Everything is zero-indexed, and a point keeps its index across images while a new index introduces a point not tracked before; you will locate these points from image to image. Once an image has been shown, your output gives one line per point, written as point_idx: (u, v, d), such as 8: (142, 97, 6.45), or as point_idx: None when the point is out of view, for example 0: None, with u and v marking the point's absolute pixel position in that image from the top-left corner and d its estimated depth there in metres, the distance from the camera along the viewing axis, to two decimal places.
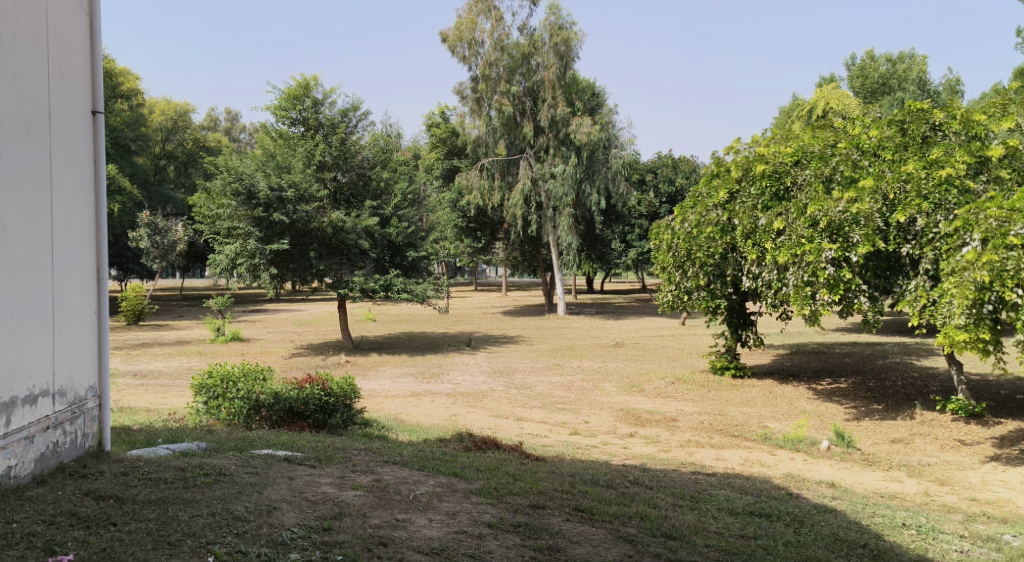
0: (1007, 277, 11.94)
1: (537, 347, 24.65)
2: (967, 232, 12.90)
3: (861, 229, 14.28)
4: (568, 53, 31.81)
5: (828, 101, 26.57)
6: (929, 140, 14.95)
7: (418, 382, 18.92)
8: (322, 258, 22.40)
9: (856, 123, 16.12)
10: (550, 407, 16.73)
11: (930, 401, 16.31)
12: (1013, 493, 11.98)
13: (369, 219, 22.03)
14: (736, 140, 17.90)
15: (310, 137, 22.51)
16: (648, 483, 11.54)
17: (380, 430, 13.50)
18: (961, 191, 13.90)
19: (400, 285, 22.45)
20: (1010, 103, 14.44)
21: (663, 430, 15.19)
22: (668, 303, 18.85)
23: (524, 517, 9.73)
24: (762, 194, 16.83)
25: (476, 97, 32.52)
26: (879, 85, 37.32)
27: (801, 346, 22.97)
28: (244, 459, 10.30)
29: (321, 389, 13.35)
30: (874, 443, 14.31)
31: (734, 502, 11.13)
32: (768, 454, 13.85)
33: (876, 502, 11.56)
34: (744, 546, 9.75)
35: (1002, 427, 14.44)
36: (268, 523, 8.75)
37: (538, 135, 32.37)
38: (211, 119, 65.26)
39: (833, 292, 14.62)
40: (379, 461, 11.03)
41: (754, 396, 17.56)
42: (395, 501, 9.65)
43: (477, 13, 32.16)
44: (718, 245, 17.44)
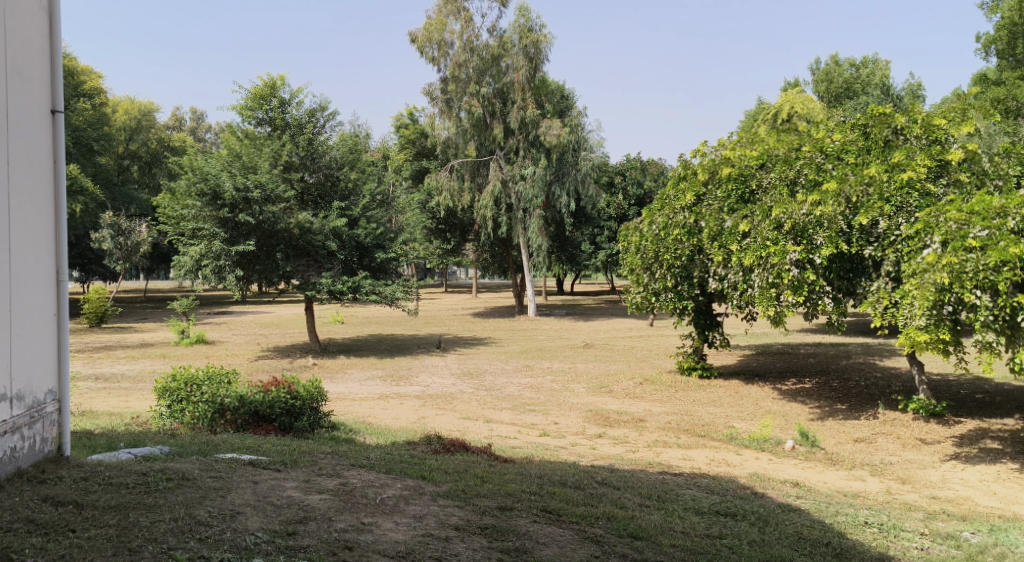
0: (965, 279, 12.13)
1: (507, 348, 24.70)
2: (928, 235, 13.10)
3: (825, 231, 14.44)
4: (538, 55, 31.91)
5: (793, 105, 26.83)
6: (891, 144, 15.09)
7: (386, 384, 18.84)
8: (289, 259, 22.26)
9: (820, 127, 16.30)
10: (520, 408, 16.76)
11: (893, 401, 16.52)
12: (972, 491, 12.16)
13: (337, 220, 22.03)
14: (703, 143, 18.09)
15: (277, 137, 22.54)
16: (616, 483, 11.60)
17: (347, 433, 13.44)
18: (922, 194, 14.09)
19: (368, 287, 22.32)
20: (969, 107, 14.70)
21: (630, 431, 15.27)
22: (635, 304, 18.78)
23: (492, 519, 9.73)
24: (728, 196, 17.04)
25: (446, 99, 32.40)
26: (843, 88, 37.63)
27: (766, 347, 23.24)
28: (207, 463, 10.21)
29: (287, 393, 13.21)
30: (838, 442, 14.48)
31: (700, 502, 11.20)
32: (734, 454, 13.96)
33: (839, 501, 11.69)
34: (709, 546, 9.84)
35: (962, 426, 14.67)
36: (232, 528, 8.69)
37: (508, 137, 32.40)
38: (176, 119, 64.57)
39: (797, 294, 14.80)
40: (345, 464, 10.97)
41: (720, 397, 17.70)
42: (361, 504, 9.61)
43: (446, 14, 32.15)
44: (685, 247, 17.55)
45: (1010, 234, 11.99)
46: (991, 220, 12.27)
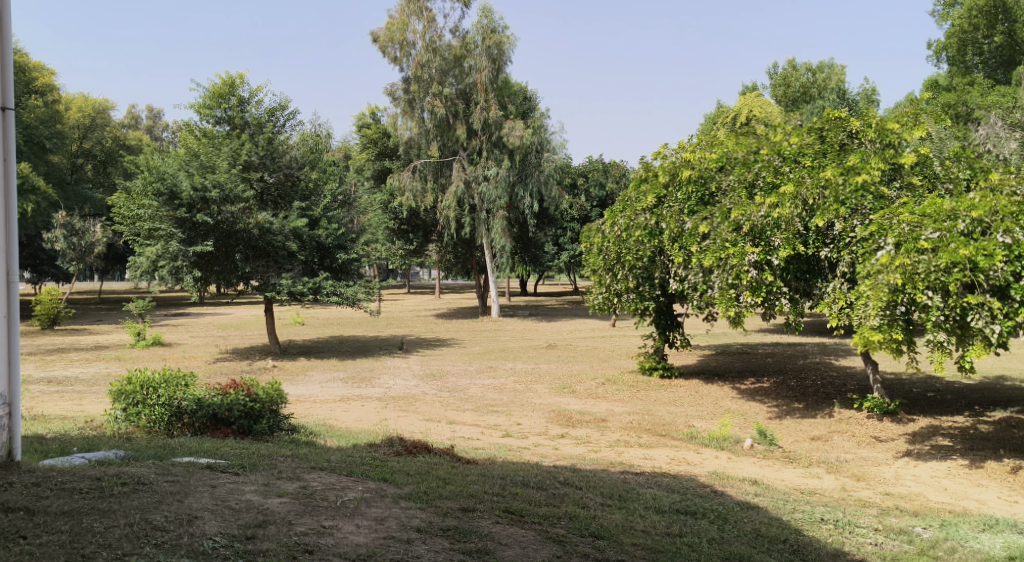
0: (918, 280, 12.36)
1: (470, 349, 24.72)
2: (882, 237, 13.35)
3: (782, 233, 14.71)
4: (500, 56, 32.08)
5: (750, 108, 27.25)
6: (846, 147, 15.37)
7: (348, 386, 18.80)
8: (248, 260, 21.95)
9: (777, 130, 16.48)
10: (482, 410, 16.80)
11: (848, 399, 16.82)
12: (924, 487, 12.42)
13: (297, 220, 21.77)
14: (664, 146, 18.26)
15: (236, 136, 22.37)
16: (578, 483, 11.69)
17: (308, 436, 13.37)
18: (876, 197, 14.36)
19: (329, 288, 22.24)
20: (921, 112, 15.01)
21: (592, 431, 15.38)
22: (598, 305, 19.02)
23: (454, 521, 9.77)
24: (688, 198, 17.22)
25: (408, 99, 32.30)
26: (800, 93, 38.24)
27: (726, 346, 23.53)
28: (164, 468, 10.12)
29: (247, 395, 13.10)
30: (794, 440, 14.71)
31: (661, 501, 11.31)
32: (693, 453, 14.12)
33: (796, 498, 11.88)
34: (669, 544, 9.96)
35: (915, 424, 14.97)
36: (189, 532, 8.67)
37: (470, 137, 32.42)
38: (132, 117, 63.55)
39: (756, 294, 15.00)
40: (306, 467, 10.93)
41: (681, 396, 17.88)
42: (322, 508, 9.60)
43: (408, 14, 32.07)
44: (646, 249, 17.69)
45: (961, 237, 12.27)
46: (942, 222, 12.55)
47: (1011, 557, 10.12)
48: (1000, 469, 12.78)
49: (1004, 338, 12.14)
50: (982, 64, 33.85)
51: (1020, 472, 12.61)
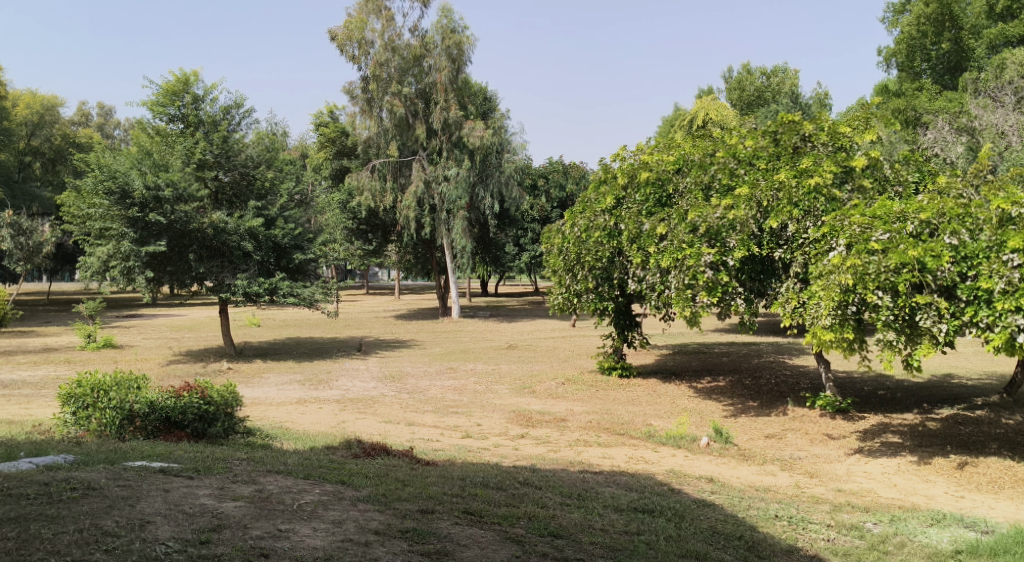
0: (868, 280, 12.55)
1: (429, 351, 24.69)
2: (834, 238, 13.58)
3: (737, 234, 14.93)
4: (460, 56, 32.12)
5: (707, 111, 27.58)
6: (799, 150, 15.55)
7: (305, 388, 18.71)
8: (202, 260, 21.74)
9: (733, 133, 16.69)
10: (442, 411, 16.80)
11: (801, 398, 17.08)
12: (875, 483, 12.65)
13: (252, 219, 21.63)
14: (622, 148, 18.41)
15: (189, 134, 22.09)
16: (537, 483, 11.75)
17: (263, 439, 13.28)
18: (829, 199, 14.60)
19: (286, 289, 22.06)
20: (871, 116, 15.30)
21: (552, 431, 15.45)
22: (558, 305, 19.10)
23: (413, 522, 9.79)
24: (646, 200, 17.40)
25: (366, 98, 32.02)
26: (754, 97, 38.74)
27: (682, 346, 23.73)
28: (115, 472, 10.04)
29: (201, 398, 13.01)
30: (750, 438, 14.91)
31: (619, 499, 11.41)
32: (651, 451, 14.25)
33: (751, 495, 12.05)
34: (627, 542, 10.06)
35: (865, 421, 15.25)
36: (140, 538, 8.73)
37: (430, 137, 32.46)
38: (82, 114, 62.45)
39: (712, 295, 15.15)
40: (261, 471, 10.87)
41: (639, 395, 18.03)
42: (278, 511, 9.58)
43: (367, 12, 31.87)
44: (605, 249, 17.81)
45: (910, 238, 12.53)
46: (892, 224, 12.81)
47: (957, 551, 10.38)
48: (947, 464, 13.07)
49: (950, 337, 12.41)
50: (930, 70, 34.53)
51: (966, 467, 12.91)
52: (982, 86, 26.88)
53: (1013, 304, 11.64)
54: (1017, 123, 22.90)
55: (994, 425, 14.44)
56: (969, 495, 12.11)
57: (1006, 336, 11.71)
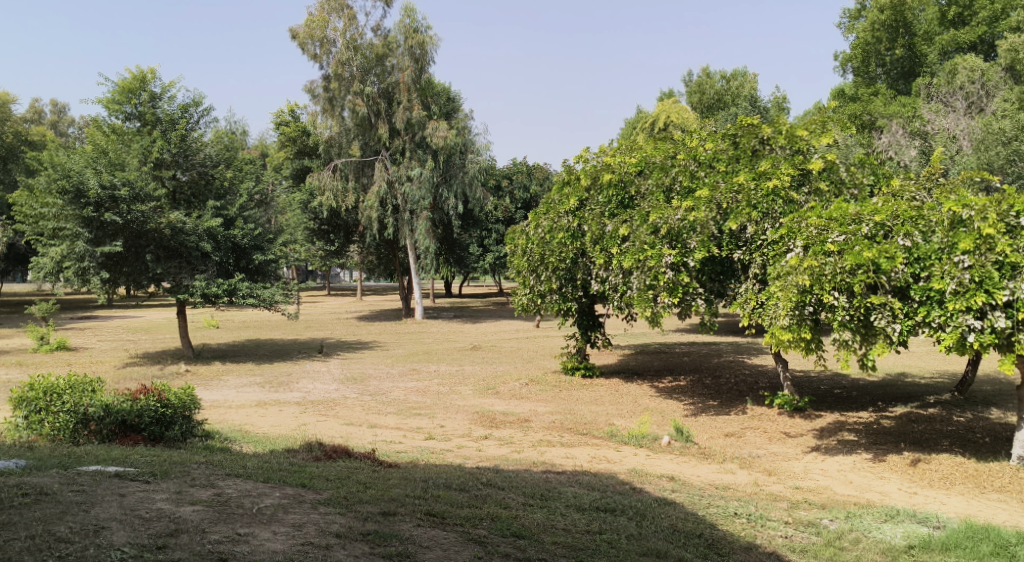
0: (824, 281, 12.75)
1: (392, 352, 24.60)
2: (791, 240, 13.77)
3: (697, 236, 15.08)
4: (423, 56, 32.09)
5: (669, 114, 27.79)
6: (758, 153, 15.69)
7: (265, 390, 18.57)
8: (159, 261, 21.50)
9: (694, 136, 16.81)
10: (405, 413, 16.76)
11: (760, 397, 17.28)
12: (831, 480, 12.84)
13: (211, 219, 21.41)
14: (586, 150, 18.50)
15: (147, 132, 21.83)
16: (500, 484, 11.78)
17: (222, 442, 13.17)
18: (786, 201, 14.79)
19: (245, 290, 21.87)
20: (828, 120, 15.46)
21: (516, 431, 15.51)
22: (522, 306, 19.16)
23: (374, 525, 9.78)
24: (608, 202, 17.51)
25: (328, 97, 31.81)
26: (714, 100, 39.14)
27: (644, 347, 23.89)
28: (69, 477, 9.93)
29: (157, 401, 12.90)
30: (709, 437, 15.06)
31: (582, 499, 11.47)
32: (613, 451, 14.33)
33: (711, 493, 12.17)
34: (589, 541, 10.12)
35: (822, 419, 15.48)
36: (95, 544, 8.67)
37: (393, 137, 32.32)
38: (34, 111, 61.34)
39: (673, 295, 15.30)
40: (220, 474, 10.78)
41: (602, 395, 18.13)
42: (237, 515, 9.53)
43: (329, 11, 31.58)
44: (569, 250, 17.88)
45: (865, 240, 12.70)
46: (848, 226, 12.97)
47: (910, 546, 10.57)
48: (901, 461, 13.30)
49: (904, 337, 12.63)
50: (884, 75, 35.09)
51: (919, 464, 13.16)
52: (935, 91, 27.36)
53: (964, 304, 11.89)
54: (968, 127, 23.35)
55: (946, 422, 14.74)
56: (921, 491, 12.33)
57: (957, 335, 11.97)
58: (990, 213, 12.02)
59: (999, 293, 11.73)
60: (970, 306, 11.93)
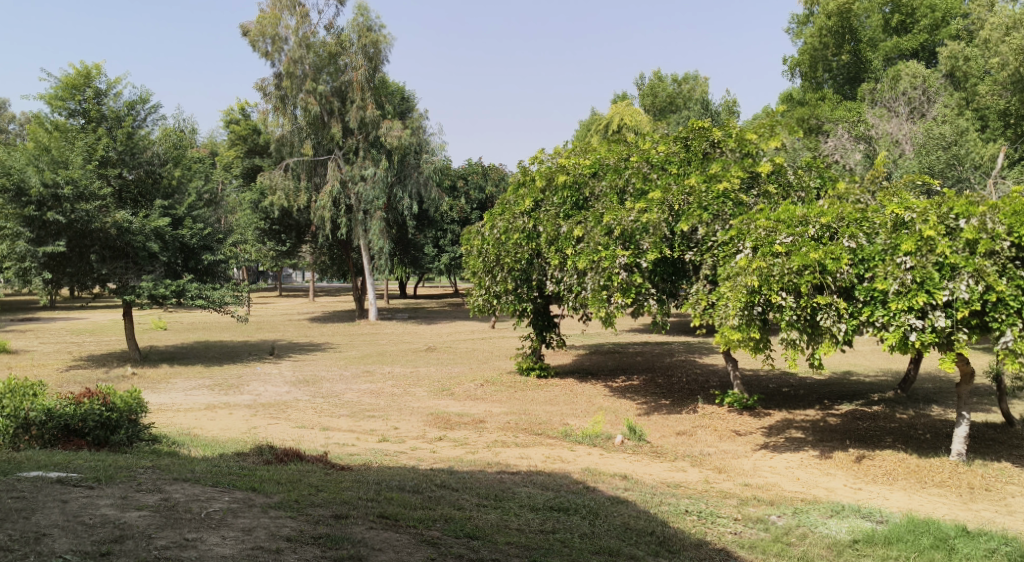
0: (773, 282, 12.91)
1: (346, 353, 24.47)
2: (741, 241, 13.94)
3: (650, 237, 15.19)
4: (377, 55, 31.90)
5: (622, 116, 27.95)
6: (708, 156, 15.83)
7: (215, 393, 18.34)
8: (105, 261, 21.12)
9: (646, 138, 16.91)
10: (358, 415, 16.67)
11: (711, 395, 17.48)
12: (779, 477, 13.02)
13: (158, 219, 21.09)
14: (540, 151, 18.54)
15: (91, 130, 21.48)
16: (454, 485, 11.77)
17: (169, 446, 13.00)
18: (736, 204, 14.98)
19: (194, 291, 21.60)
20: (776, 123, 15.67)
21: (470, 432, 15.50)
22: (478, 307, 19.11)
23: (326, 528, 9.70)
24: (563, 203, 17.60)
25: (279, 95, 31.48)
26: (666, 103, 39.54)
27: (598, 346, 24.03)
28: (8, 483, 9.74)
29: (102, 404, 12.68)
30: (662, 435, 15.18)
31: (535, 499, 11.51)
32: (568, 450, 14.38)
33: (663, 491, 12.29)
34: (543, 540, 10.16)
35: (770, 417, 15.70)
36: (36, 552, 8.57)
37: (346, 136, 32.09)
38: None
39: (626, 296, 15.43)
40: (167, 479, 10.62)
41: (556, 395, 18.19)
42: (184, 520, 9.42)
43: (280, 7, 31.23)
44: (524, 251, 17.90)
45: (812, 241, 12.91)
46: (795, 228, 13.16)
47: (855, 540, 10.75)
48: (846, 458, 13.53)
49: (849, 336, 12.86)
50: (831, 80, 35.59)
51: (863, 460, 13.40)
52: (878, 96, 27.88)
53: (906, 304, 12.14)
54: (910, 132, 23.83)
55: (890, 419, 15.04)
56: (866, 486, 12.56)
57: (900, 334, 12.22)
58: (931, 215, 12.31)
59: (939, 293, 12.01)
60: (911, 306, 12.19)
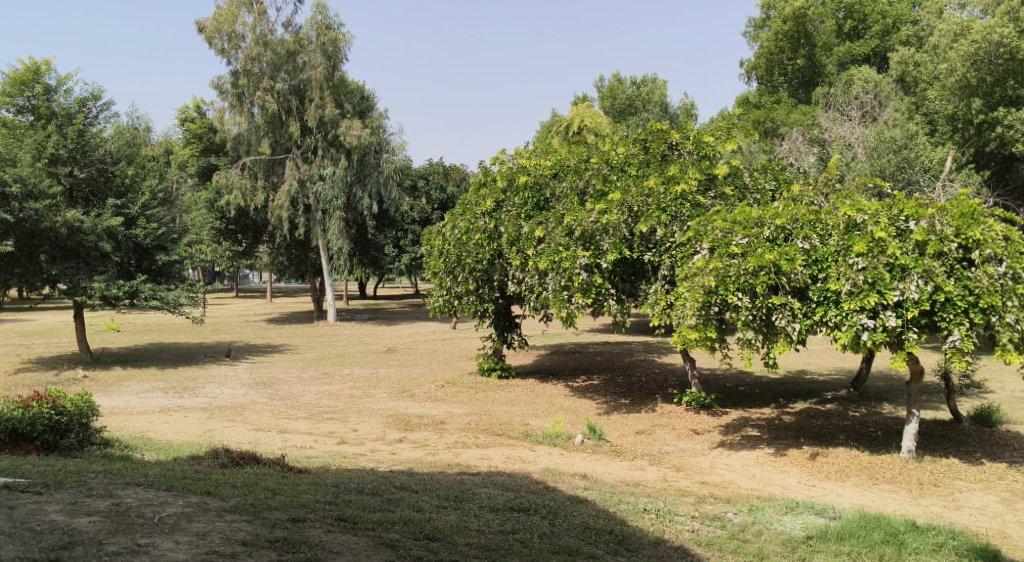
0: (729, 282, 13.00)
1: (304, 355, 24.27)
2: (698, 242, 14.05)
3: (609, 238, 15.25)
4: (336, 54, 31.67)
5: (582, 118, 28.05)
6: (667, 158, 15.95)
7: (169, 396, 18.09)
8: (55, 262, 20.72)
9: (606, 140, 17.01)
10: (317, 417, 16.53)
11: (669, 395, 17.61)
12: (736, 475, 13.14)
13: (111, 219, 20.74)
14: (502, 151, 18.53)
15: (41, 127, 21.15)
16: (414, 487, 11.72)
17: (122, 450, 12.78)
18: (693, 205, 15.10)
19: (148, 292, 21.32)
20: (733, 126, 15.83)
21: (430, 433, 15.44)
22: (439, 308, 19.02)
23: (282, 532, 9.62)
24: (524, 204, 17.62)
25: (236, 93, 31.14)
26: (626, 105, 39.80)
27: (558, 347, 24.08)
28: None
29: (51, 407, 12.50)
30: (621, 435, 15.26)
31: (495, 499, 11.48)
32: (528, 450, 14.39)
33: (622, 490, 12.34)
34: (502, 541, 10.16)
35: (728, 416, 15.85)
36: None
37: (305, 135, 31.82)
38: None
39: (586, 296, 15.45)
40: (119, 483, 10.47)
41: (517, 396, 18.19)
42: (137, 525, 9.30)
43: (237, 4, 30.89)
44: (486, 251, 17.87)
45: (767, 242, 13.07)
46: (751, 229, 13.32)
47: (809, 536, 10.88)
48: (800, 455, 13.70)
49: (803, 336, 13.02)
50: (786, 84, 36.01)
51: (818, 457, 13.57)
52: (832, 100, 28.27)
53: (858, 305, 12.31)
54: (863, 135, 24.19)
55: (843, 417, 15.25)
56: (820, 483, 12.72)
57: (852, 334, 12.38)
58: (882, 217, 12.54)
59: (890, 293, 12.20)
60: (863, 306, 12.35)
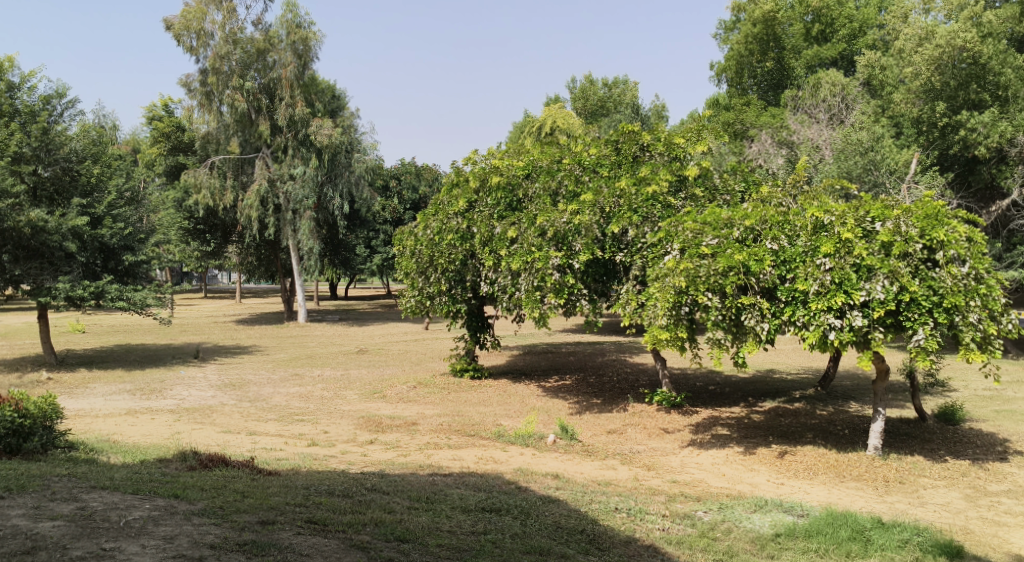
0: (699, 282, 13.02)
1: (274, 357, 24.08)
2: (668, 243, 14.08)
3: (581, 238, 15.26)
4: (307, 53, 31.49)
5: (554, 119, 28.08)
6: (638, 159, 16.04)
7: (136, 398, 17.89)
8: (18, 261, 20.44)
9: (578, 141, 17.06)
10: (287, 419, 16.41)
11: (640, 394, 17.66)
12: (705, 474, 13.21)
13: (76, 218, 20.39)
14: (474, 151, 18.49)
15: (4, 124, 20.88)
16: (385, 488, 11.66)
17: (86, 453, 12.61)
18: (664, 206, 15.17)
19: (114, 293, 21.07)
20: (703, 128, 15.94)
21: (402, 434, 15.38)
22: (411, 308, 18.95)
23: (251, 535, 9.54)
24: (497, 204, 17.56)
25: (205, 92, 30.81)
26: (598, 106, 39.96)
27: (530, 347, 24.08)
28: None
29: (14, 410, 12.25)
30: (592, 434, 15.29)
31: (467, 500, 11.45)
32: (500, 451, 14.37)
33: (593, 489, 12.36)
34: (473, 542, 10.14)
35: (698, 415, 15.93)
36: None
37: (275, 135, 31.63)
38: None
39: (558, 296, 15.39)
40: (84, 487, 10.33)
41: (489, 396, 18.16)
42: (102, 529, 9.20)
43: (206, 2, 30.64)
44: (458, 252, 17.79)
45: (736, 243, 13.15)
46: (720, 230, 13.41)
47: (777, 534, 10.96)
48: (769, 454, 13.78)
49: (772, 336, 13.08)
50: (755, 86, 36.19)
51: (786, 456, 13.66)
52: (800, 103, 28.48)
53: (825, 304, 12.41)
54: (830, 137, 24.41)
55: (811, 416, 15.36)
56: (788, 481, 12.80)
57: (820, 333, 12.48)
58: (849, 218, 12.67)
59: (857, 293, 12.31)
60: (831, 306, 12.46)
